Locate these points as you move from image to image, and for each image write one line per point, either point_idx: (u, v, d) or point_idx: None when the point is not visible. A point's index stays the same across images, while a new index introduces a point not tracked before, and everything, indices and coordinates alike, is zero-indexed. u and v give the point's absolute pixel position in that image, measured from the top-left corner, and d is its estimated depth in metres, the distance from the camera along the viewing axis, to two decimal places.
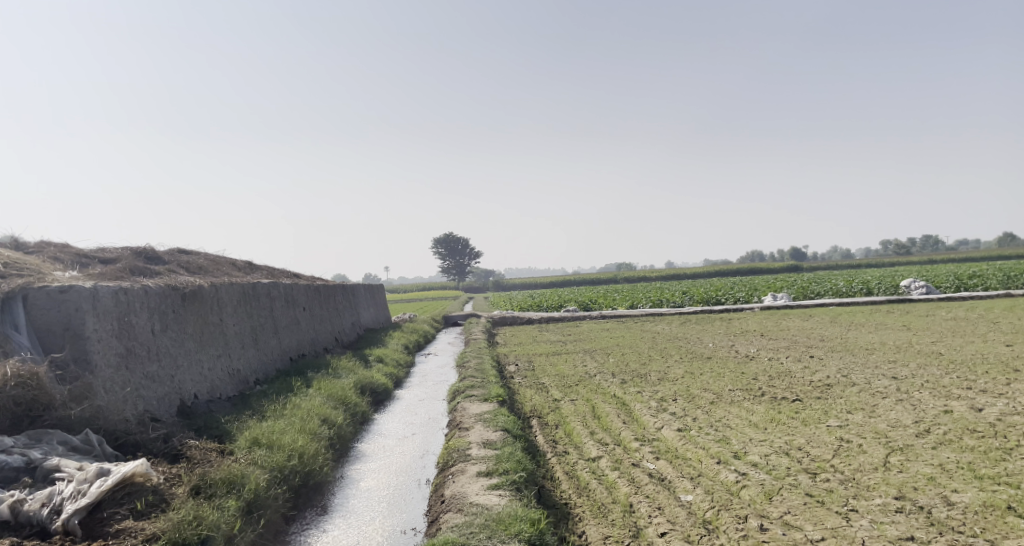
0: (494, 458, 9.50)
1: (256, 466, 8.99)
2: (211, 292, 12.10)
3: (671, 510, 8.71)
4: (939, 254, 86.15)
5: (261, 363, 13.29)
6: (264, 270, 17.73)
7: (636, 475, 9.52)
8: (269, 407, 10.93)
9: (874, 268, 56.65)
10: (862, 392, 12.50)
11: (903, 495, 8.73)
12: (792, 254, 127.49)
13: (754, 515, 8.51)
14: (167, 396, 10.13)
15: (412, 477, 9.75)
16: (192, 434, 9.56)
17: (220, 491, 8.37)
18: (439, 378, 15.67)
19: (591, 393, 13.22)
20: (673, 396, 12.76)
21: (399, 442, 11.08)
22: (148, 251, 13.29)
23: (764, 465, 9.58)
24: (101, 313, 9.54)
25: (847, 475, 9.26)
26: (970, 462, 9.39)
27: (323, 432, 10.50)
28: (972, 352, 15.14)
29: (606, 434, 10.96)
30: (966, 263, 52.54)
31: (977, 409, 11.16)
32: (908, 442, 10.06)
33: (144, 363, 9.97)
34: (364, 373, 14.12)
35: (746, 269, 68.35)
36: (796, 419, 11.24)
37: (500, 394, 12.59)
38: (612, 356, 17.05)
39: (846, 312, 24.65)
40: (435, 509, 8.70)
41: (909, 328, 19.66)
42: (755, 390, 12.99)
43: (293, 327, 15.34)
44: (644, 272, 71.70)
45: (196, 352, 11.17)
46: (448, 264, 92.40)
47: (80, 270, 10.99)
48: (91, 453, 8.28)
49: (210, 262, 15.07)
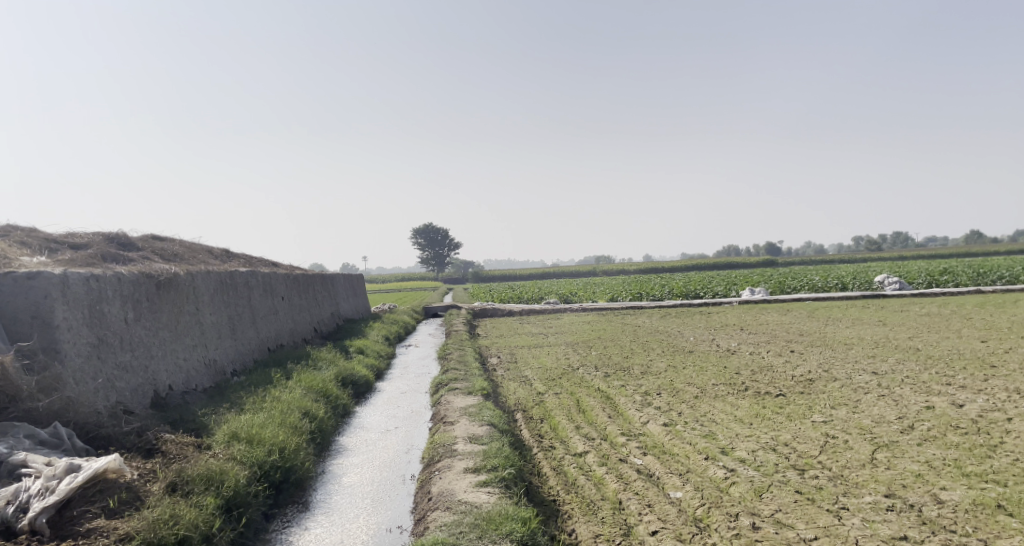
0: (481, 454, 9.26)
1: (234, 462, 8.66)
2: (187, 280, 11.71)
3: (661, 508, 8.53)
4: (912, 250, 87.15)
5: (239, 354, 12.91)
6: (242, 258, 17.31)
7: (624, 471, 9.33)
8: (248, 399, 10.60)
9: (851, 263, 57.14)
10: (844, 387, 12.43)
11: (893, 492, 8.62)
12: (768, 248, 128.60)
13: (745, 513, 8.35)
14: (140, 387, 9.77)
15: (396, 473, 9.48)
16: (167, 428, 9.22)
17: (198, 488, 8.05)
18: (420, 370, 15.39)
19: (575, 386, 13.01)
20: (657, 390, 12.59)
21: (381, 436, 10.80)
22: (120, 237, 12.86)
23: (752, 461, 9.44)
24: (72, 301, 9.15)
25: (835, 471, 9.14)
26: (956, 459, 9.30)
27: (305, 426, 10.20)
28: (949, 348, 15.15)
29: (591, 428, 10.76)
30: (936, 260, 53.08)
31: (959, 405, 11.12)
32: (894, 439, 9.96)
33: (117, 353, 9.59)
34: (344, 365, 13.79)
35: (723, 264, 68.60)
36: (781, 414, 11.13)
37: (484, 386, 12.36)
38: (594, 349, 16.88)
39: (823, 307, 24.70)
40: (421, 506, 8.45)
41: (886, 323, 19.69)
42: (739, 385, 12.86)
43: (271, 317, 14.97)
44: (623, 265, 71.69)
45: (171, 342, 10.80)
46: (428, 255, 91.93)
47: (49, 256, 10.55)
48: (60, 447, 7.94)
49: (185, 250, 14.63)
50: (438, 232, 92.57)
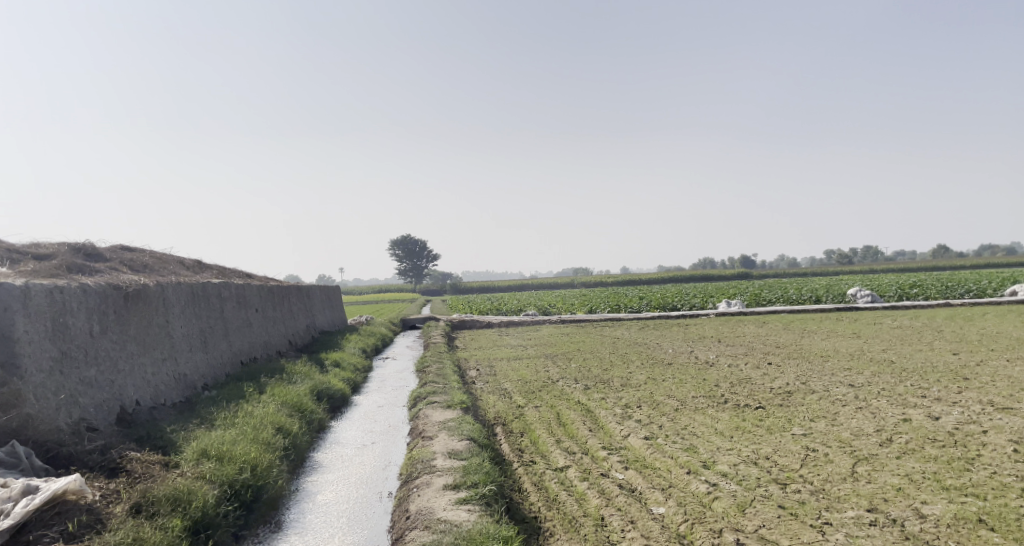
0: (461, 470, 9.01)
1: (204, 481, 8.36)
2: (156, 292, 11.36)
3: (644, 524, 8.35)
4: (883, 263, 88.25)
5: (210, 368, 12.56)
6: (215, 269, 16.92)
7: (606, 486, 9.13)
8: (219, 415, 10.28)
9: (826, 276, 57.62)
10: (823, 399, 12.34)
11: (875, 507, 8.50)
12: (743, 260, 129.73)
13: (729, 529, 8.19)
14: (106, 402, 9.43)
15: (373, 490, 9.22)
16: (134, 445, 8.90)
17: (164, 509, 7.74)
18: (397, 383, 15.08)
19: (555, 399, 12.80)
20: (637, 403, 12.44)
21: (358, 452, 10.52)
22: (88, 247, 12.50)
23: (733, 476, 9.27)
24: (34, 314, 8.82)
25: (817, 485, 9.01)
26: (935, 472, 9.21)
27: (278, 442, 9.90)
28: (922, 360, 15.16)
29: (572, 442, 10.56)
30: (902, 274, 53.85)
31: (935, 417, 11.07)
32: (873, 451, 9.87)
33: (82, 368, 9.25)
34: (319, 379, 13.47)
35: (699, 275, 68.92)
36: (761, 427, 11.00)
37: (463, 400, 12.12)
38: (574, 361, 16.67)
39: (798, 319, 24.73)
40: (399, 525, 8.20)
41: (859, 336, 19.71)
42: (718, 397, 12.74)
43: (244, 329, 14.63)
44: (602, 277, 71.88)
45: (139, 355, 10.46)
46: (406, 267, 91.48)
47: (11, 266, 10.22)
48: (17, 467, 7.63)
49: (156, 260, 14.28)
50: (416, 243, 91.96)
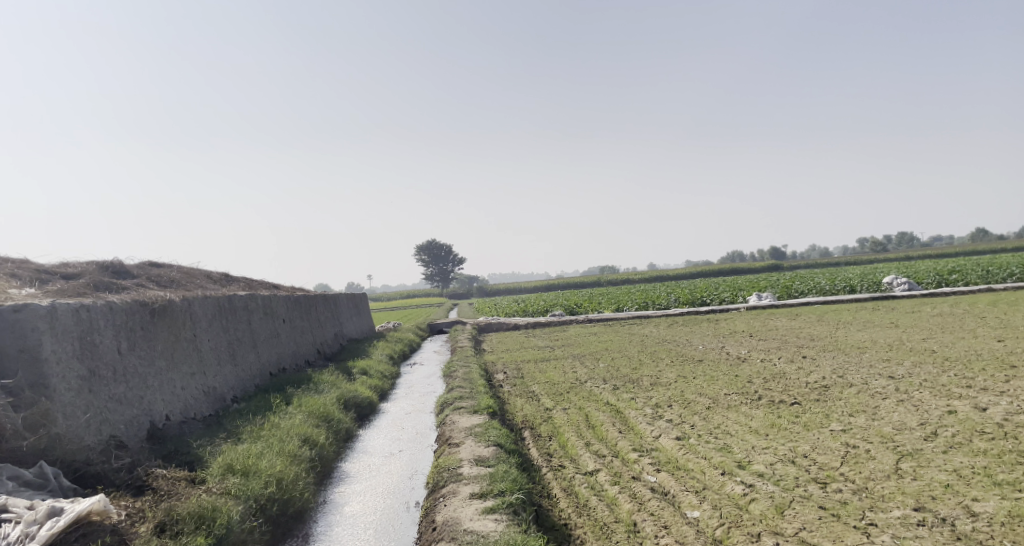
0: (488, 477, 8.91)
1: (229, 497, 8.36)
2: (182, 306, 11.39)
3: (678, 529, 8.16)
4: (917, 250, 86.67)
5: (238, 379, 12.60)
6: (242, 282, 16.99)
7: (637, 490, 8.95)
8: (246, 428, 10.28)
9: (860, 265, 56.46)
10: (862, 393, 12.02)
11: (922, 505, 8.23)
12: (773, 252, 128.20)
13: (768, 533, 7.98)
14: (136, 418, 9.47)
15: (400, 500, 9.15)
16: (160, 462, 8.93)
17: (188, 527, 7.74)
18: (425, 389, 15.02)
19: (584, 401, 12.63)
20: (667, 402, 12.22)
21: (385, 460, 10.47)
22: (114, 265, 12.59)
23: (770, 476, 9.04)
24: (61, 333, 8.85)
25: (859, 484, 8.75)
26: (985, 467, 8.90)
27: (304, 454, 9.87)
28: (965, 349, 14.73)
29: (602, 444, 10.39)
30: (935, 261, 52.86)
31: (982, 408, 10.72)
32: (917, 447, 9.57)
33: (110, 385, 9.29)
34: (346, 388, 13.44)
35: (728, 268, 68.22)
36: (797, 424, 10.74)
37: (491, 404, 12.01)
38: (602, 361, 16.49)
39: (832, 310, 24.25)
40: (427, 536, 8.11)
41: (897, 325, 19.23)
42: (751, 394, 12.48)
43: (272, 340, 14.68)
44: (629, 274, 71.23)
45: (168, 371, 10.50)
46: (432, 272, 91.70)
47: (39, 287, 10.30)
48: (46, 488, 7.68)
49: (182, 275, 14.37)
50: (443, 248, 92.00)
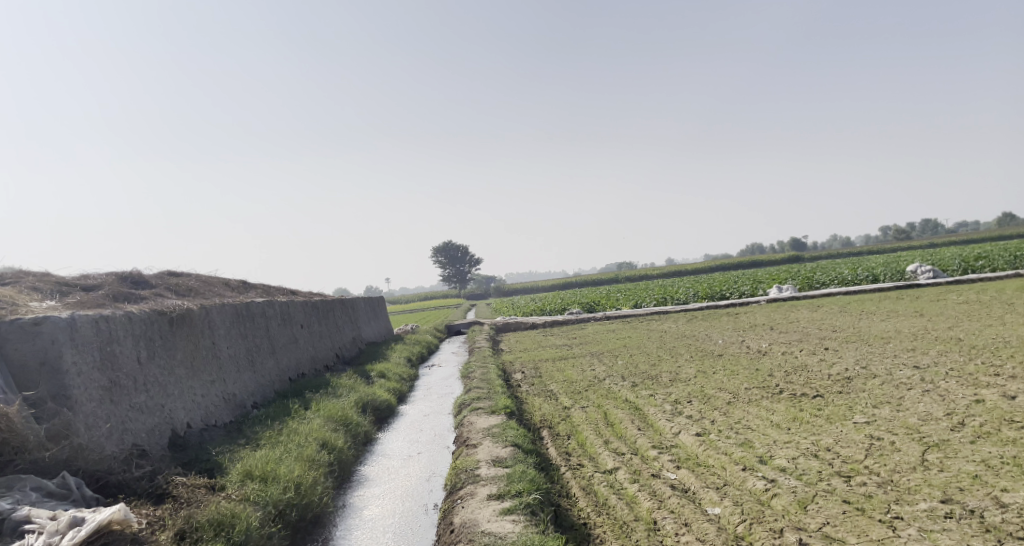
0: (506, 478, 8.89)
1: (247, 503, 8.42)
2: (200, 314, 11.48)
3: (699, 527, 8.10)
4: (940, 236, 85.55)
5: (258, 385, 12.68)
6: (259, 289, 17.09)
7: (657, 487, 8.91)
8: (264, 433, 10.34)
9: (883, 254, 55.72)
10: (886, 384, 11.87)
11: (949, 497, 8.10)
12: (794, 243, 127.16)
13: (790, 528, 7.90)
14: (157, 427, 9.56)
15: (418, 502, 9.17)
16: (181, 469, 9.01)
17: (208, 535, 7.81)
18: (443, 391, 15.04)
19: (603, 399, 12.57)
20: (686, 398, 12.15)
21: (404, 463, 10.49)
22: (133, 276, 12.71)
23: (792, 470, 8.95)
24: (81, 345, 8.95)
25: (883, 476, 8.64)
26: (1015, 456, 8.75)
27: (322, 458, 9.91)
28: (992, 336, 14.48)
29: (621, 442, 10.34)
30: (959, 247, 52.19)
31: (1010, 397, 10.54)
32: (944, 437, 9.43)
33: (131, 394, 9.38)
34: (365, 391, 13.47)
35: (748, 262, 67.79)
36: (819, 417, 10.62)
37: (509, 405, 11.99)
38: (621, 358, 16.41)
39: (855, 300, 23.96)
40: (446, 538, 8.12)
41: (922, 314, 18.97)
42: (772, 388, 12.36)
43: (291, 346, 14.76)
44: (648, 269, 70.93)
45: (187, 379, 10.59)
46: (450, 271, 91.84)
47: (59, 299, 10.42)
48: (69, 498, 7.76)
49: (200, 283, 14.48)
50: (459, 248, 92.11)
